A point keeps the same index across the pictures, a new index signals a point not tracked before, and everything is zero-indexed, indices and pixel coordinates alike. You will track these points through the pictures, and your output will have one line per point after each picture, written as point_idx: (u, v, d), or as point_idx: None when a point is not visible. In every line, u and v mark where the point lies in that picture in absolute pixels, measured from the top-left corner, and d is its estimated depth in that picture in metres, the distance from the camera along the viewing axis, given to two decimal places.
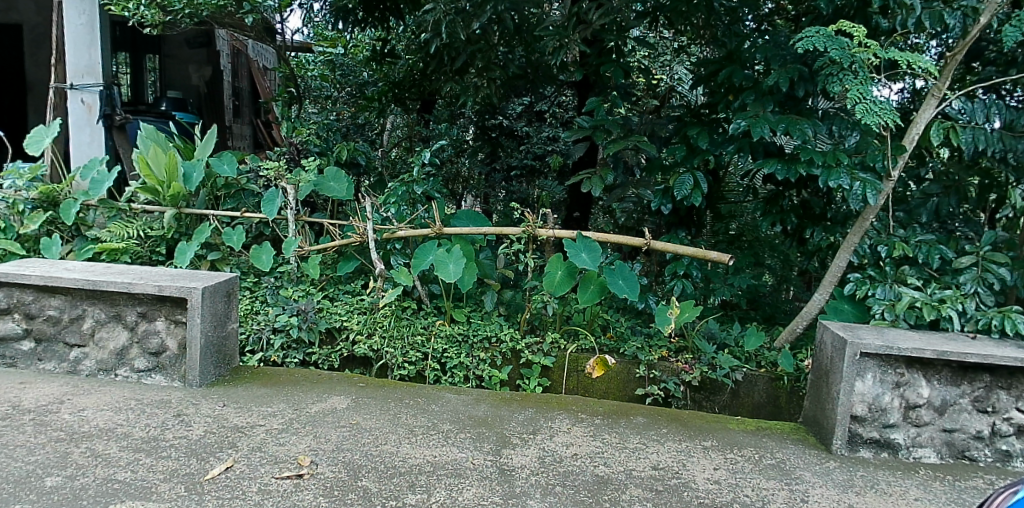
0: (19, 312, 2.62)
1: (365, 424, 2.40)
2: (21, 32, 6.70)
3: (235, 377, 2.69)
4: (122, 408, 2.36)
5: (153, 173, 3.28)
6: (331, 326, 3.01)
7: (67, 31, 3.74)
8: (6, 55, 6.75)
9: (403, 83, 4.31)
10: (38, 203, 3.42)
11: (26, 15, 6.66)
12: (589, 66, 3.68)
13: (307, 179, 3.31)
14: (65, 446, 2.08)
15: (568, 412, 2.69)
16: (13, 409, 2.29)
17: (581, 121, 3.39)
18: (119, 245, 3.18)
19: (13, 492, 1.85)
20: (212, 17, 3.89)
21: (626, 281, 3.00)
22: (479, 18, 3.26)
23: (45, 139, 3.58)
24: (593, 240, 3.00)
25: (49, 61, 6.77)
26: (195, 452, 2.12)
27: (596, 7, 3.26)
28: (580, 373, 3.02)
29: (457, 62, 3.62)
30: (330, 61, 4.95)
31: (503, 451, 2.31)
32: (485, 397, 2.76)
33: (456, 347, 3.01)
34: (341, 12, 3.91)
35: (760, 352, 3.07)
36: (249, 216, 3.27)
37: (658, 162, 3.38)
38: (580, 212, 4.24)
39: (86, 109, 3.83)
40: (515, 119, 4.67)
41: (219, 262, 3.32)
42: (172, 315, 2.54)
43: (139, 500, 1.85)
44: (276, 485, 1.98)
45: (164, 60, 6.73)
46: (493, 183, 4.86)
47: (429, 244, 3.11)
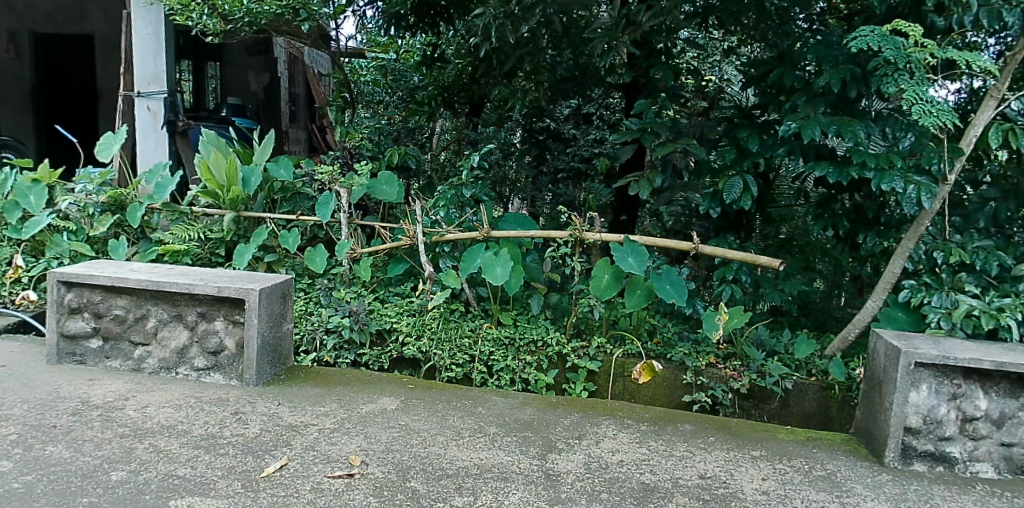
0: (88, 311, 2.73)
1: (413, 425, 2.45)
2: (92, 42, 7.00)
3: (290, 377, 2.76)
4: (183, 405, 2.45)
5: (213, 177, 3.40)
6: (382, 328, 3.07)
7: (134, 39, 3.90)
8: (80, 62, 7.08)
9: (453, 87, 4.43)
10: (106, 206, 3.55)
11: (97, 26, 6.93)
12: (638, 68, 3.64)
13: (360, 182, 3.33)
14: (130, 442, 2.17)
15: (615, 418, 2.68)
16: (83, 405, 2.40)
17: (630, 123, 3.41)
18: (181, 247, 3.31)
19: (81, 485, 1.93)
20: (270, 25, 3.96)
21: (674, 285, 2.99)
22: (529, 21, 3.27)
23: (114, 145, 3.70)
24: (640, 245, 3.00)
25: (119, 70, 7.05)
26: (252, 449, 2.19)
27: (646, 9, 3.26)
28: (626, 378, 3.02)
29: (506, 65, 3.66)
30: (383, 67, 4.97)
31: (550, 455, 2.32)
32: (531, 401, 2.77)
33: (502, 350, 3.03)
34: (394, 17, 3.91)
35: (810, 360, 3.03)
36: (304, 220, 3.35)
37: (708, 166, 3.42)
38: (627, 216, 4.23)
39: (152, 115, 3.97)
40: (563, 121, 4.69)
41: (276, 264, 3.40)
42: (230, 315, 2.62)
43: (198, 496, 1.92)
44: (328, 485, 2.04)
45: (225, 68, 6.90)
46: (540, 187, 4.80)
47: (477, 246, 3.14)
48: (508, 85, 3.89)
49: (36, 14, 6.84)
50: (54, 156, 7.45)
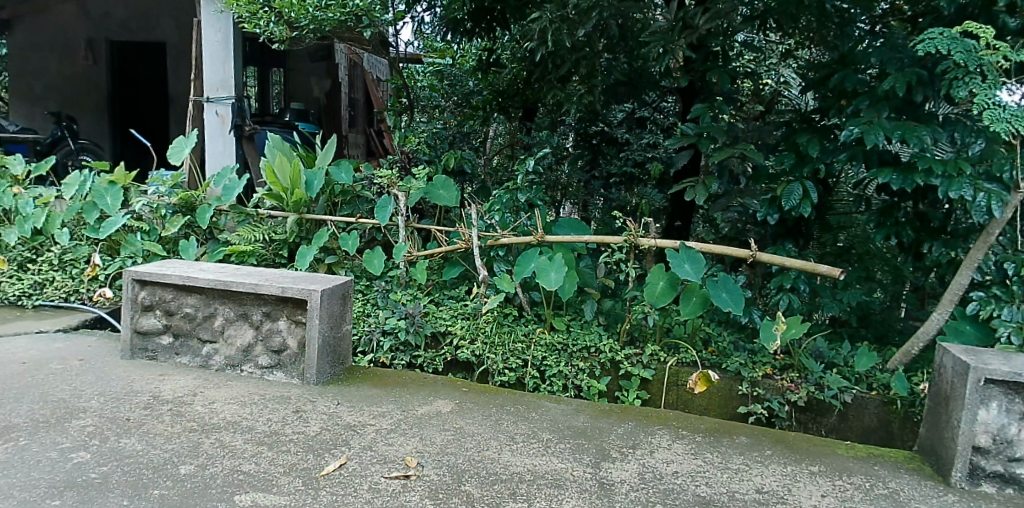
0: (160, 308, 2.84)
1: (468, 429, 2.47)
2: (164, 49, 7.28)
3: (349, 377, 2.82)
4: (248, 402, 2.52)
5: (278, 181, 3.47)
6: (437, 330, 3.12)
7: (205, 47, 4.07)
8: (153, 69, 7.40)
9: (508, 92, 4.49)
10: (178, 208, 3.72)
11: (168, 34, 7.21)
12: (694, 72, 3.57)
13: (418, 186, 3.41)
14: (197, 437, 2.24)
15: (669, 428, 2.65)
16: (154, 399, 2.49)
17: (686, 127, 3.38)
18: (247, 248, 3.45)
19: (152, 477, 2.00)
20: (334, 32, 4.05)
21: (730, 293, 2.93)
22: (585, 25, 3.25)
23: (186, 149, 3.82)
24: (697, 252, 2.96)
25: (189, 77, 7.29)
26: (313, 448, 2.23)
27: (704, 12, 3.21)
28: (680, 387, 2.98)
29: (561, 69, 3.65)
30: (439, 72, 4.97)
31: (603, 464, 2.31)
32: (585, 407, 2.77)
33: (555, 355, 3.02)
34: (452, 23, 3.94)
35: (872, 373, 2.94)
36: (363, 222, 3.43)
37: (766, 171, 3.35)
38: (681, 222, 4.15)
39: (220, 120, 4.12)
40: (617, 126, 4.58)
41: (336, 266, 3.48)
42: (294, 315, 2.69)
43: (262, 492, 1.97)
44: (386, 485, 2.07)
45: (288, 74, 7.19)
46: (592, 191, 4.78)
47: (531, 251, 3.15)
48: (562, 90, 3.85)
49: (111, 22, 7.21)
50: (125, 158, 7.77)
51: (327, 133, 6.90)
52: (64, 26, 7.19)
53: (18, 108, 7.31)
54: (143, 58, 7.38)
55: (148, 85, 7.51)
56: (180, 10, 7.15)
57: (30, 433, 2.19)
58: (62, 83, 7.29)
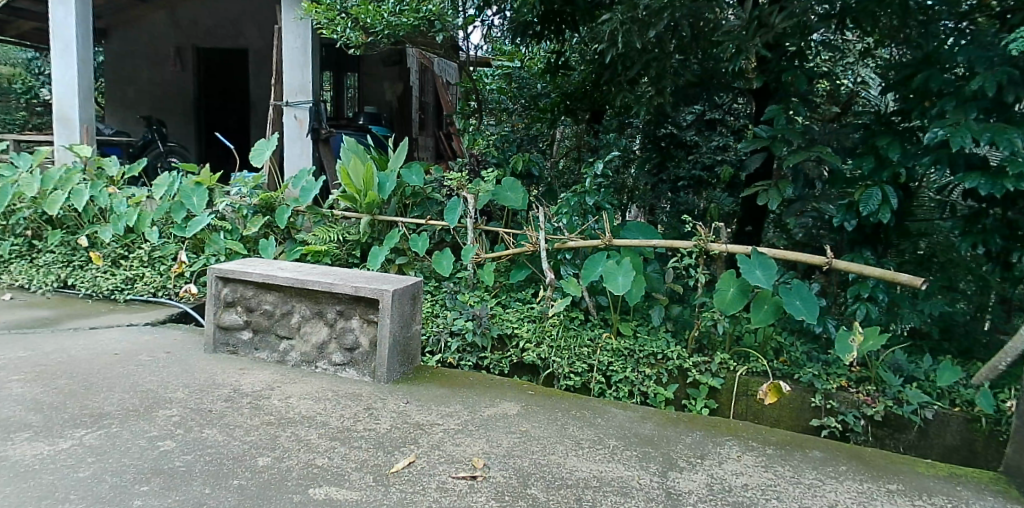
0: (241, 305, 2.95)
1: (534, 432, 2.47)
2: (247, 55, 7.56)
3: (418, 376, 2.86)
4: (322, 398, 2.59)
5: (352, 183, 3.58)
6: (503, 333, 3.14)
7: (284, 53, 4.27)
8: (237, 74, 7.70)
9: (576, 94, 4.51)
10: (259, 208, 3.86)
11: (251, 40, 7.47)
12: (769, 73, 3.48)
13: (487, 189, 3.43)
14: (274, 430, 2.33)
15: (739, 439, 2.60)
16: (235, 392, 2.60)
17: (759, 130, 3.29)
18: (322, 248, 3.56)
19: (233, 467, 2.08)
20: (407, 37, 4.13)
21: (804, 301, 2.85)
22: (656, 26, 3.19)
23: (266, 151, 3.95)
24: (768, 258, 2.89)
25: (269, 81, 7.55)
26: (383, 445, 2.29)
27: (780, 10, 3.10)
28: (749, 397, 2.91)
29: (631, 71, 3.61)
30: (507, 75, 5.00)
31: (670, 473, 2.27)
32: (651, 415, 2.73)
33: (621, 361, 3.00)
34: (522, 27, 3.93)
35: (955, 389, 2.81)
36: (433, 224, 3.47)
37: (843, 175, 3.21)
38: (752, 227, 4.03)
39: (298, 124, 4.29)
40: (686, 128, 4.50)
41: (406, 266, 3.54)
42: (366, 314, 2.75)
43: (335, 486, 2.03)
44: (453, 485, 2.09)
45: (363, 80, 7.34)
46: (660, 194, 4.68)
47: (598, 255, 3.12)
48: (631, 92, 3.80)
49: (198, 30, 7.53)
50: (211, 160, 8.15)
51: (399, 135, 7.04)
52: (157, 34, 7.60)
53: (114, 113, 7.78)
54: (227, 64, 7.69)
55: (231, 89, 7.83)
56: (262, 18, 7.41)
57: (122, 420, 2.32)
58: (155, 89, 7.73)
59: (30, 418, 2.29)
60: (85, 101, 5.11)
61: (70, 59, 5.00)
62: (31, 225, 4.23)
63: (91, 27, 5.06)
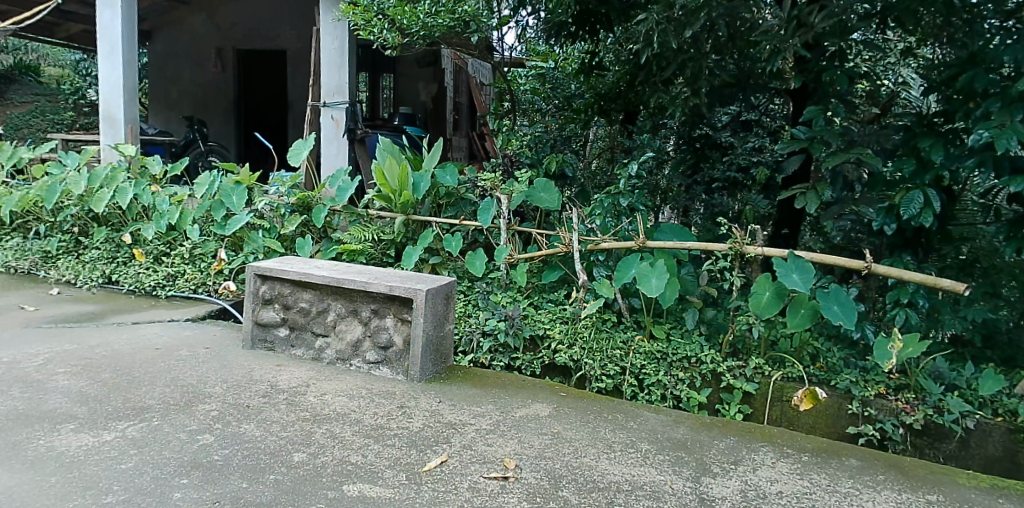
0: (278, 302, 3.00)
1: (566, 434, 2.47)
2: (284, 57, 7.64)
3: (450, 376, 2.88)
4: (356, 395, 2.62)
5: (387, 182, 3.62)
6: (535, 334, 3.14)
7: (322, 54, 4.35)
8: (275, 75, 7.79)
9: (609, 95, 4.48)
10: (296, 207, 3.91)
11: (288, 42, 7.55)
12: (808, 73, 3.42)
13: (520, 190, 3.43)
14: (310, 426, 2.36)
15: (773, 445, 2.56)
16: (272, 388, 2.64)
17: (797, 131, 3.23)
18: (357, 247, 3.60)
19: (269, 462, 2.11)
20: (442, 38, 4.17)
21: (842, 306, 2.79)
22: (692, 26, 3.14)
23: (304, 152, 4.01)
24: (806, 262, 2.85)
25: (306, 83, 7.60)
26: (416, 443, 2.30)
27: (820, 9, 3.02)
28: (784, 403, 2.87)
29: (667, 71, 3.57)
30: (542, 75, 5.01)
31: (703, 479, 2.25)
32: (685, 419, 2.71)
33: (654, 364, 2.98)
34: (556, 27, 3.94)
35: (998, 399, 2.73)
36: (466, 224, 3.48)
37: (883, 178, 3.15)
38: (788, 230, 3.95)
39: (334, 123, 4.35)
40: (721, 129, 4.41)
41: (439, 266, 3.56)
42: (400, 313, 2.78)
43: (369, 483, 2.05)
44: (485, 485, 2.09)
45: (398, 80, 7.46)
46: (694, 196, 4.62)
47: (632, 257, 3.10)
48: (666, 92, 3.77)
49: (237, 32, 7.66)
50: (250, 159, 8.29)
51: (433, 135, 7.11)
52: (199, 36, 7.76)
53: (157, 114, 7.98)
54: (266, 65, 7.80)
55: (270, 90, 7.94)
56: (300, 20, 7.50)
57: (163, 413, 2.37)
58: (197, 90, 7.89)
59: (76, 410, 2.36)
60: (130, 100, 5.24)
61: (116, 60, 5.13)
62: (78, 222, 4.36)
63: (136, 28, 5.19)
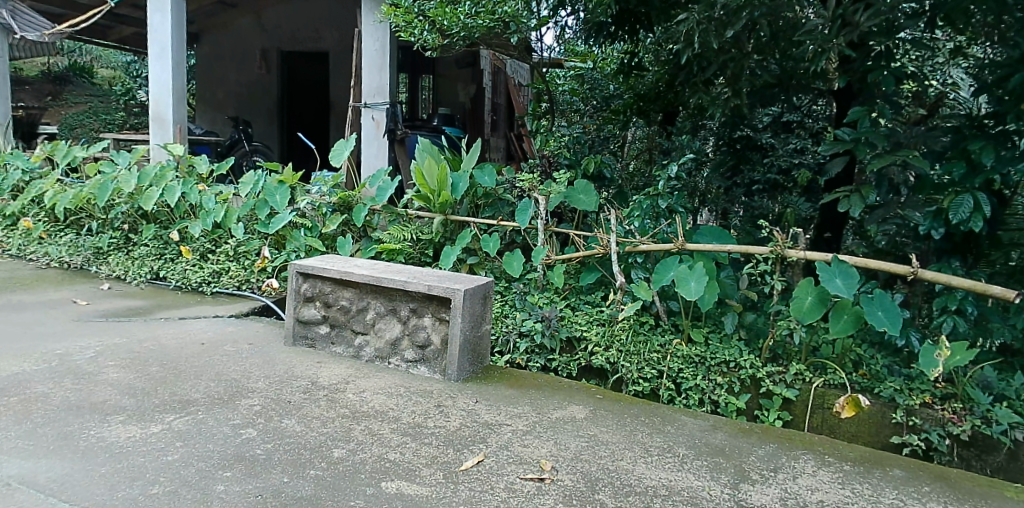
0: (320, 300, 3.05)
1: (603, 437, 2.46)
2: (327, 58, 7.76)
3: (487, 376, 2.89)
4: (395, 393, 2.65)
5: (426, 183, 3.65)
6: (572, 335, 3.14)
7: (364, 57, 4.43)
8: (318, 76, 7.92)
9: (649, 96, 4.47)
10: (337, 207, 3.96)
11: (331, 43, 7.66)
12: (853, 73, 3.35)
13: (558, 190, 3.43)
14: (349, 423, 2.39)
15: (814, 453, 2.51)
16: (313, 384, 2.68)
17: (841, 132, 3.18)
18: (396, 246, 3.64)
19: (310, 458, 2.15)
20: (482, 39, 4.17)
21: (887, 312, 2.72)
22: (734, 26, 3.10)
23: (345, 152, 4.05)
24: (850, 266, 2.79)
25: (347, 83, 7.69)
26: (453, 442, 2.32)
27: (866, 6, 2.93)
28: (826, 411, 2.81)
29: (708, 71, 3.53)
30: (580, 76, 5.01)
31: (742, 486, 2.21)
32: (723, 425, 2.68)
33: (692, 368, 2.95)
34: (595, 27, 3.93)
35: None
36: (504, 224, 3.51)
37: (932, 182, 3.06)
38: (831, 233, 3.89)
39: (375, 125, 4.44)
40: (762, 130, 4.35)
41: (477, 266, 3.58)
42: (438, 312, 2.79)
43: (406, 481, 2.06)
44: (522, 486, 2.10)
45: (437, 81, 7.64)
46: (733, 198, 4.55)
47: (671, 259, 3.08)
48: (707, 92, 3.73)
49: (282, 34, 7.81)
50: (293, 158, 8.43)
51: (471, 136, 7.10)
52: (245, 38, 7.94)
53: (205, 114, 8.22)
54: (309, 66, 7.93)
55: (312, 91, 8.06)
56: (342, 21, 7.59)
57: (208, 407, 2.43)
58: (243, 91, 8.09)
59: (124, 402, 2.43)
60: (178, 101, 5.37)
61: (165, 61, 5.26)
62: (128, 219, 4.49)
63: (185, 30, 5.31)
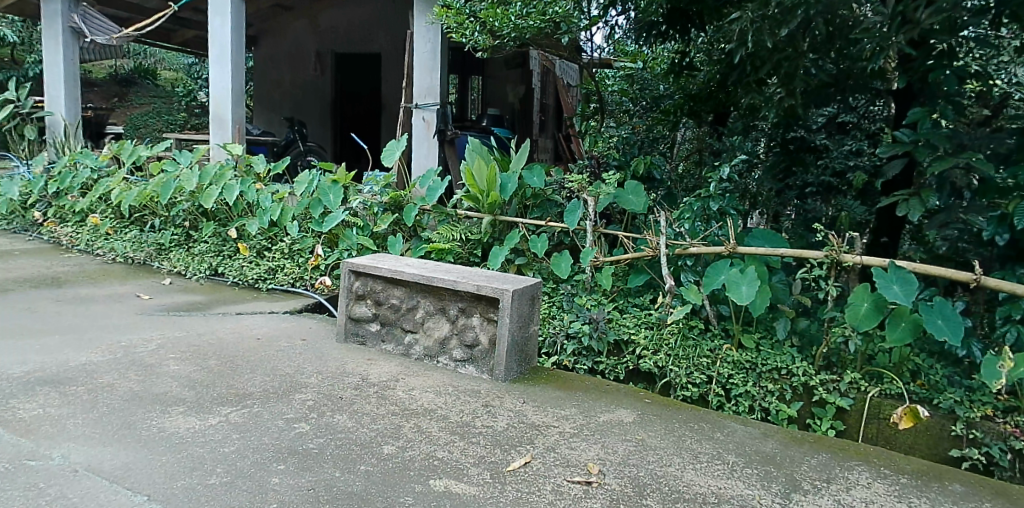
0: (371, 298, 3.11)
1: (651, 442, 2.44)
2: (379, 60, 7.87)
3: (534, 377, 2.89)
4: (443, 392, 2.67)
5: (476, 183, 3.69)
6: (619, 338, 3.13)
7: (415, 58, 4.49)
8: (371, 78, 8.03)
9: (700, 96, 4.35)
10: (388, 206, 4.02)
11: (384, 45, 7.77)
12: (913, 73, 3.24)
13: (607, 191, 3.43)
14: (398, 420, 2.42)
15: (869, 464, 2.44)
16: (363, 381, 2.72)
17: (900, 134, 3.10)
18: (445, 246, 3.68)
19: (360, 453, 2.18)
20: (532, 40, 4.17)
21: (947, 320, 2.62)
22: (789, 24, 2.99)
23: (396, 152, 4.10)
24: (908, 273, 2.69)
25: (398, 85, 7.78)
26: (500, 443, 2.32)
27: (928, 3, 2.82)
28: (881, 421, 2.73)
29: (761, 71, 3.45)
30: (630, 76, 4.98)
31: (794, 495, 2.16)
32: (774, 433, 2.63)
33: (743, 374, 2.91)
34: (646, 26, 3.90)
35: None
36: (552, 225, 3.51)
37: (996, 185, 2.97)
38: (888, 238, 3.77)
39: (425, 125, 4.49)
40: (816, 131, 4.24)
41: (525, 267, 3.58)
42: (487, 312, 2.81)
43: (454, 479, 2.08)
44: (568, 488, 2.09)
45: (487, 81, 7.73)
46: (785, 201, 4.40)
47: (722, 263, 3.05)
48: (759, 92, 3.67)
49: (336, 36, 7.95)
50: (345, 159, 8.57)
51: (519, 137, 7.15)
52: (301, 41, 8.12)
53: (262, 115, 8.42)
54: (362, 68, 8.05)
55: (365, 93, 8.19)
56: (395, 23, 7.70)
57: (263, 400, 2.50)
58: (298, 92, 8.27)
59: (184, 394, 2.51)
60: (237, 102, 5.51)
61: (225, 63, 5.41)
62: (188, 217, 4.64)
63: (243, 33, 5.45)
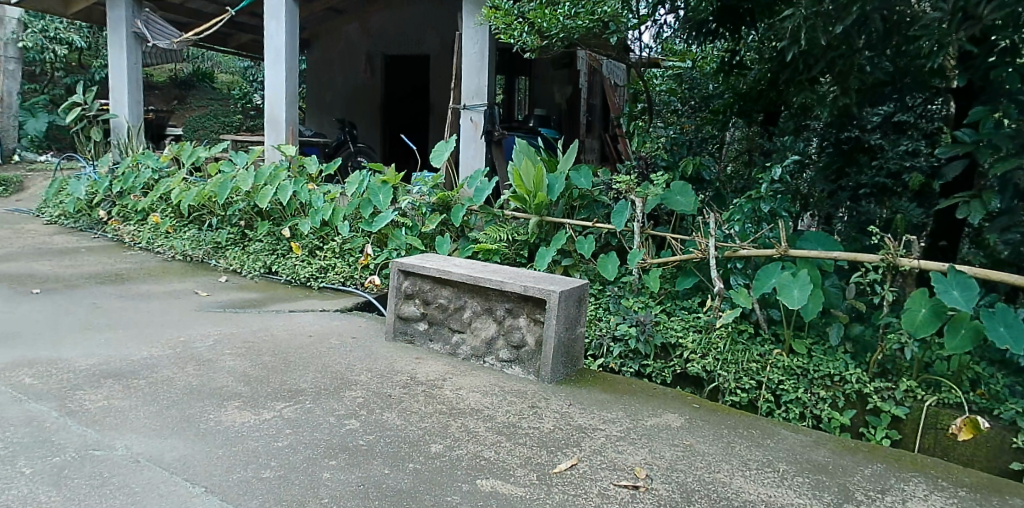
0: (419, 298, 3.15)
1: (700, 447, 2.41)
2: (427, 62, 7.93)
3: (581, 379, 2.89)
4: (490, 392, 2.69)
5: (523, 184, 3.69)
6: (667, 341, 3.10)
7: (464, 60, 4.53)
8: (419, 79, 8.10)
9: (750, 95, 4.27)
10: (436, 207, 4.08)
11: (432, 47, 7.83)
12: (975, 70, 3.12)
13: (655, 193, 3.39)
14: (446, 419, 2.44)
15: (927, 476, 2.37)
16: (411, 380, 2.76)
17: (962, 133, 3.04)
18: (493, 246, 3.70)
19: (409, 451, 2.21)
20: (580, 39, 4.17)
21: (1009, 328, 2.52)
22: (843, 21, 2.87)
23: (445, 153, 4.14)
24: (969, 278, 2.60)
25: (445, 86, 7.83)
26: (547, 444, 2.33)
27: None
28: (938, 431, 2.65)
29: (814, 69, 3.37)
30: (679, 75, 4.93)
31: (847, 506, 2.11)
32: (827, 441, 2.57)
33: (793, 380, 2.85)
34: (695, 25, 3.85)
35: None
36: (599, 226, 3.49)
37: None
38: (946, 241, 3.66)
39: (473, 126, 4.52)
40: (871, 130, 4.08)
41: (571, 268, 3.59)
42: (533, 313, 2.82)
43: (501, 479, 2.10)
44: (615, 492, 2.08)
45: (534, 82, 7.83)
46: (837, 204, 4.23)
47: (773, 266, 2.98)
48: (812, 91, 3.59)
49: (385, 38, 8.05)
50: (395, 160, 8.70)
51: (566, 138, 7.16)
52: (352, 43, 8.26)
53: (314, 117, 8.62)
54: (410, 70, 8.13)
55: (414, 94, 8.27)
56: (442, 25, 7.74)
57: (315, 396, 2.55)
58: (348, 94, 8.41)
59: (240, 389, 2.58)
60: (290, 103, 5.64)
61: (279, 67, 5.53)
62: (243, 216, 4.76)
63: (297, 37, 5.57)
